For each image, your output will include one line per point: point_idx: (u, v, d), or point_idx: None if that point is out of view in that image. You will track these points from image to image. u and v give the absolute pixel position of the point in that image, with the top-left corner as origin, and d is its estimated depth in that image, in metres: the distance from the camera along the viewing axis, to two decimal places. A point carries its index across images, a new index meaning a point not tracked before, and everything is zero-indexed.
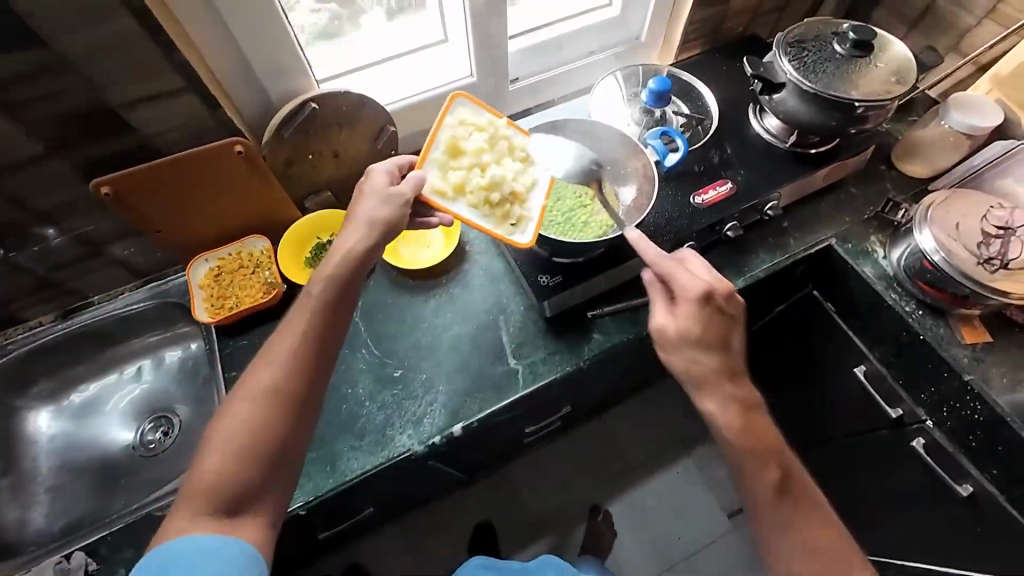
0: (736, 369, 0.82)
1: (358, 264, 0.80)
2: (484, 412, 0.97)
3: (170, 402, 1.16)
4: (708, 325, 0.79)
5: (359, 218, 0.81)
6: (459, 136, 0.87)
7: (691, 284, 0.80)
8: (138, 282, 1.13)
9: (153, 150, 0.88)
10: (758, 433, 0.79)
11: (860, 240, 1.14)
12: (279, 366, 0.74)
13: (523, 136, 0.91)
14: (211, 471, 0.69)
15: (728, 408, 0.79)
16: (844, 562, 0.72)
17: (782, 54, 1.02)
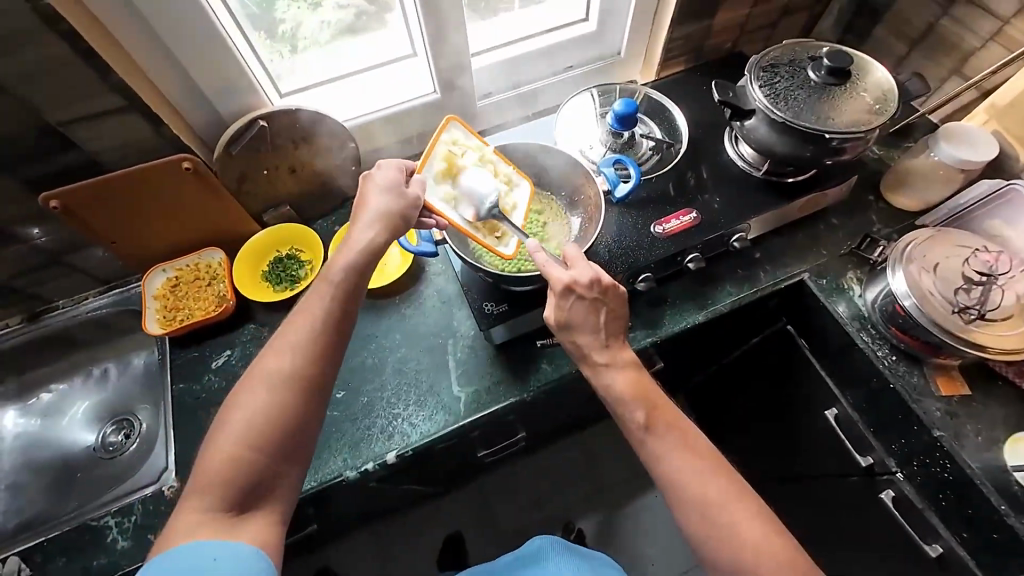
0: (610, 341, 0.80)
1: (375, 251, 0.75)
2: (422, 440, 0.95)
3: (133, 406, 1.18)
4: (580, 305, 0.79)
5: (369, 207, 0.78)
6: (454, 154, 0.88)
7: (556, 276, 0.79)
8: (102, 288, 1.15)
9: (101, 165, 0.90)
10: (635, 393, 0.77)
11: (836, 275, 1.07)
12: (291, 351, 0.67)
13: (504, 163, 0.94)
14: (219, 467, 0.60)
15: (608, 374, 0.78)
16: (727, 504, 0.68)
17: (753, 80, 0.97)
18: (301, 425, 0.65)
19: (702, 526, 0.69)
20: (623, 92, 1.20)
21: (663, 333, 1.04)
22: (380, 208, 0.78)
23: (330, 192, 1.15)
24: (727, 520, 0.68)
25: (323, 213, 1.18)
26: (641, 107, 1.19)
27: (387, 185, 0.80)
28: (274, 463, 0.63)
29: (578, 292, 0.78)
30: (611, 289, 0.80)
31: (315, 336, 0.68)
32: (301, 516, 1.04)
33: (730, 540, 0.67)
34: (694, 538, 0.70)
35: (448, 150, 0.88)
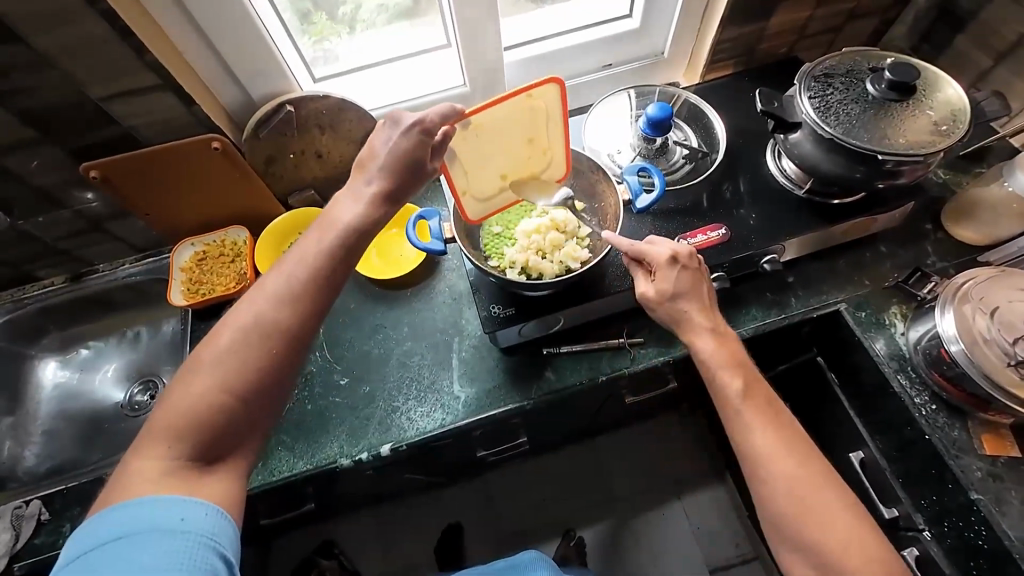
0: (712, 314, 0.80)
1: (365, 217, 0.72)
2: (417, 437, 0.94)
3: (158, 369, 1.24)
4: (681, 276, 0.80)
5: (375, 162, 0.74)
6: (518, 113, 0.79)
7: (657, 251, 0.81)
8: (137, 256, 1.21)
9: (137, 140, 0.94)
10: (732, 364, 0.76)
11: (877, 309, 0.99)
12: (270, 302, 0.66)
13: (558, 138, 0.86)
14: (183, 402, 0.61)
15: (704, 340, 0.78)
16: (818, 488, 0.67)
17: (802, 91, 0.90)
18: (277, 376, 0.65)
19: (788, 502, 0.68)
20: (662, 95, 1.14)
21: (677, 353, 0.98)
22: (381, 166, 0.74)
23: None
24: (818, 499, 0.67)
25: None
26: (679, 111, 1.13)
27: (394, 145, 0.73)
28: (245, 411, 0.64)
29: (680, 265, 0.80)
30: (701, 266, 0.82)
31: (297, 290, 0.67)
32: (300, 495, 1.06)
33: (820, 520, 0.66)
34: (774, 514, 0.69)
35: (519, 110, 0.79)
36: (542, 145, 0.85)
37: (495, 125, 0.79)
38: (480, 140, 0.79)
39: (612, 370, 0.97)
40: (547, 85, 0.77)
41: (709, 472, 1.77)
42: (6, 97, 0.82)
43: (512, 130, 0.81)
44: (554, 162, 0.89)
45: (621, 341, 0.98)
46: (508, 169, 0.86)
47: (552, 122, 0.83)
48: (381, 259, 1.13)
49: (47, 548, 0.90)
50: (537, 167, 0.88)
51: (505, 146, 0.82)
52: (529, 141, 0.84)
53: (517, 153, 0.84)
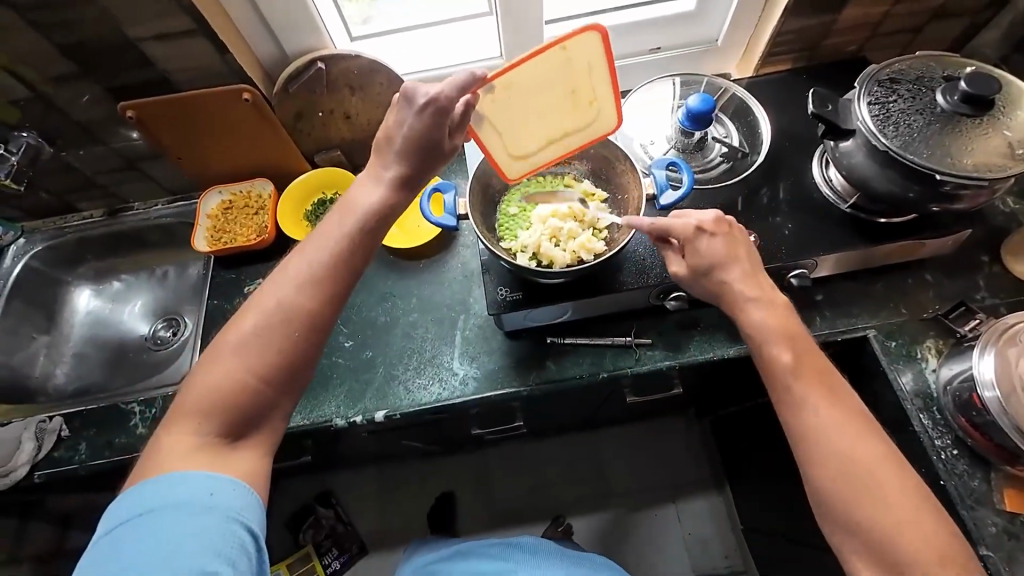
0: (760, 278, 0.75)
1: (385, 202, 0.71)
2: (410, 407, 0.95)
3: (181, 309, 1.30)
4: (715, 245, 0.74)
5: (389, 141, 0.72)
6: (550, 69, 0.74)
7: (684, 223, 0.75)
8: (169, 198, 1.25)
9: (172, 84, 0.96)
10: (783, 333, 0.71)
11: (909, 341, 0.92)
12: (295, 285, 0.66)
13: (603, 95, 0.79)
14: (213, 379, 0.63)
15: (754, 309, 0.73)
16: (880, 473, 0.64)
17: (860, 97, 0.82)
18: (301, 358, 0.66)
19: (843, 484, 0.64)
20: (709, 86, 1.07)
21: (684, 360, 0.94)
22: (396, 145, 0.71)
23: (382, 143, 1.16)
24: (880, 487, 0.63)
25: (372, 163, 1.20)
26: (724, 105, 1.06)
27: (407, 124, 0.70)
28: (273, 389, 0.65)
29: (710, 235, 0.74)
30: (736, 229, 0.76)
31: (319, 272, 0.67)
32: (297, 447, 1.10)
33: (886, 513, 0.62)
34: (824, 493, 0.65)
35: (554, 64, 0.73)
36: (585, 102, 0.79)
37: (523, 84, 0.74)
38: (508, 100, 0.75)
39: (614, 369, 0.94)
40: (584, 34, 0.71)
41: (708, 480, 1.74)
42: (51, 29, 0.84)
43: (547, 84, 0.75)
44: (600, 120, 0.81)
45: (628, 340, 0.95)
46: (547, 127, 0.80)
47: (596, 75, 0.76)
48: (403, 231, 1.11)
49: (64, 462, 0.96)
50: (580, 125, 0.81)
51: (540, 104, 0.77)
52: (570, 96, 0.78)
53: (554, 110, 0.79)
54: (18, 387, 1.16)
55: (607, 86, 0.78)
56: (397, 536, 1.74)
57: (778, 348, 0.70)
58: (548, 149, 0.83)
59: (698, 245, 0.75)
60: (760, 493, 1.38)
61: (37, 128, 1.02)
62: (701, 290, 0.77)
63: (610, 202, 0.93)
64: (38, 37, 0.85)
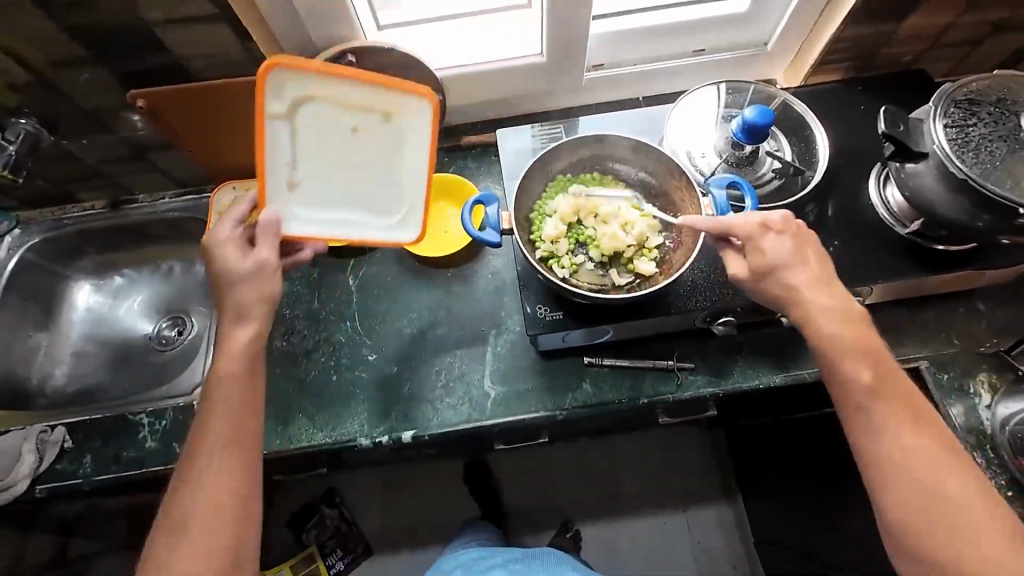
0: (838, 286, 0.70)
1: (253, 336, 0.71)
2: (439, 429, 0.90)
3: (188, 307, 1.23)
4: (783, 244, 0.70)
5: (218, 292, 0.73)
6: (296, 115, 0.70)
7: (744, 219, 0.72)
8: (177, 190, 1.17)
9: (188, 73, 0.88)
10: (862, 350, 0.67)
11: (961, 374, 0.88)
12: (205, 452, 0.66)
13: (364, 93, 0.71)
14: (172, 564, 0.62)
15: (824, 320, 0.68)
16: (965, 505, 0.61)
17: (935, 119, 0.77)
18: (239, 496, 0.66)
19: (916, 512, 0.61)
20: (757, 95, 1.01)
21: (727, 387, 0.90)
22: (224, 281, 0.72)
23: None
24: (963, 521, 0.60)
25: None
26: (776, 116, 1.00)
27: (225, 263, 0.72)
28: (233, 535, 0.64)
29: (778, 232, 0.70)
30: (805, 231, 0.73)
31: (218, 418, 0.67)
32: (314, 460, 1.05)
33: (964, 543, 0.60)
34: (894, 522, 0.63)
35: (307, 120, 0.71)
36: (353, 113, 0.73)
37: (289, 158, 0.73)
38: (309, 182, 0.75)
39: (654, 394, 0.90)
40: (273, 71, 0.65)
41: (719, 490, 1.73)
42: (57, 9, 0.75)
43: (308, 146, 0.73)
44: (402, 102, 0.74)
45: (670, 364, 0.91)
46: (391, 155, 0.78)
47: (351, 87, 0.71)
48: (433, 238, 1.05)
49: (68, 476, 0.91)
50: (405, 129, 0.76)
51: (354, 155, 0.76)
52: (338, 124, 0.73)
53: (360, 143, 0.76)
54: (14, 388, 1.09)
55: (359, 79, 0.70)
56: (403, 540, 1.70)
57: (860, 363, 0.66)
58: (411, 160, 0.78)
59: (769, 241, 0.71)
60: (769, 510, 1.37)
61: (37, 115, 0.94)
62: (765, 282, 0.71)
63: (662, 219, 0.86)
64: (41, 17, 0.76)
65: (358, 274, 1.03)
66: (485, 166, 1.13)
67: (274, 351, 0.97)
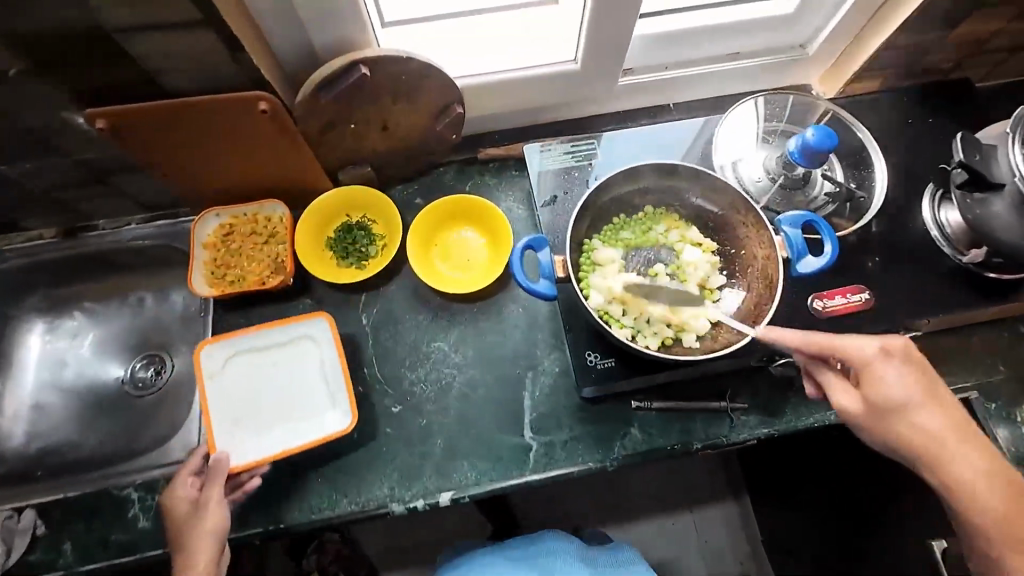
0: (963, 422, 0.65)
1: (212, 533, 0.69)
2: (478, 488, 0.82)
3: (166, 344, 1.07)
4: (908, 381, 0.64)
5: (171, 520, 0.71)
6: (224, 384, 0.83)
7: (862, 352, 0.65)
8: (145, 215, 1.01)
9: (161, 87, 0.72)
10: (1017, 527, 0.62)
11: (1008, 403, 0.87)
12: None
13: (278, 332, 0.85)
14: None
15: (975, 481, 0.63)
16: None
17: (1015, 146, 0.71)
18: None
19: None
20: (797, 108, 0.96)
21: (781, 427, 0.85)
22: (182, 496, 0.72)
23: (420, 155, 0.96)
24: None
25: (404, 177, 1.00)
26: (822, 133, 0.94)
27: (183, 492, 0.72)
28: None
29: (899, 362, 0.65)
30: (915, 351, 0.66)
31: None
32: None
33: None
34: None
35: (230, 379, 0.84)
36: (269, 363, 0.86)
37: (225, 425, 0.82)
38: (248, 440, 0.81)
39: (706, 438, 0.84)
40: (204, 351, 0.83)
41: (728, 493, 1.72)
42: None
43: (239, 386, 0.84)
44: (309, 331, 0.86)
45: (722, 406, 0.85)
46: (312, 376, 0.85)
47: (256, 336, 0.85)
48: (460, 271, 0.95)
49: (43, 565, 0.78)
50: (316, 349, 0.86)
51: (278, 389, 0.85)
52: (249, 383, 0.84)
53: (280, 381, 0.85)
54: None
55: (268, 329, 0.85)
56: None
57: (999, 500, 0.62)
58: (330, 387, 0.84)
59: (886, 376, 0.65)
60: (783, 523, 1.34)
61: None
62: (876, 423, 0.66)
63: (723, 258, 0.79)
64: None
65: (372, 313, 0.93)
66: (505, 183, 1.01)
67: None
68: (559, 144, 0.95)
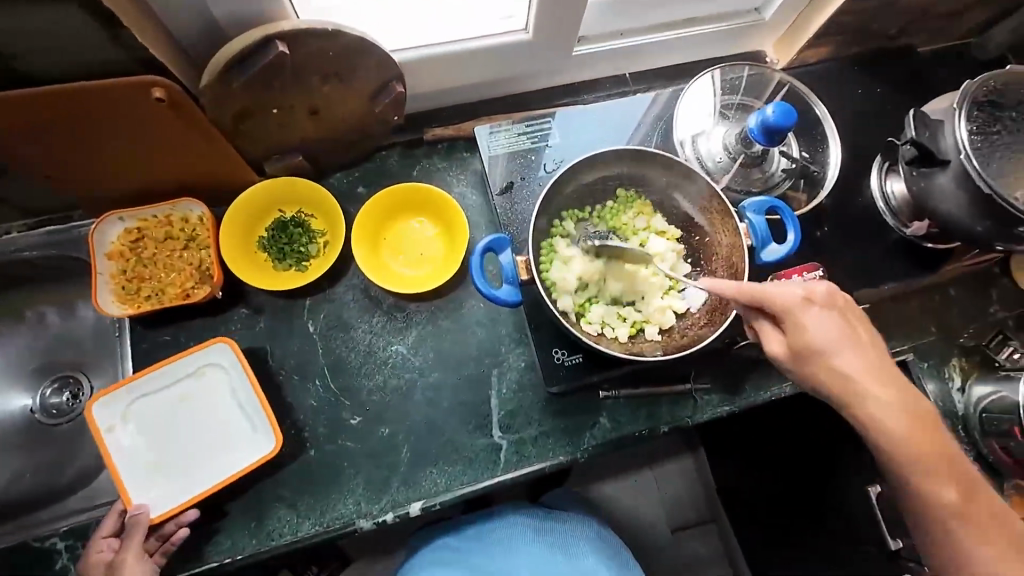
0: (882, 361, 0.63)
1: None
2: (448, 494, 0.79)
3: (81, 362, 0.91)
4: (831, 323, 0.62)
5: None
6: (131, 430, 0.76)
7: (788, 293, 0.63)
8: (30, 221, 0.85)
9: (21, 74, 0.59)
10: (923, 452, 0.60)
11: (938, 362, 0.93)
12: None
13: (178, 364, 0.77)
14: None
15: (887, 417, 0.60)
16: None
17: (958, 121, 0.72)
18: None
19: None
20: (752, 80, 0.94)
21: (741, 403, 0.87)
22: (101, 562, 0.68)
23: (360, 138, 0.86)
24: None
25: (343, 164, 0.90)
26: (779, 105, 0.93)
27: (102, 557, 0.69)
28: None
29: (822, 308, 0.63)
30: (847, 302, 0.65)
31: None
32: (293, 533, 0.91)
33: None
34: None
35: (134, 425, 0.76)
36: (178, 399, 0.78)
37: (138, 477, 0.75)
38: (167, 484, 0.75)
39: (672, 421, 0.86)
40: (93, 408, 0.74)
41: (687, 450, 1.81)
42: None
43: (147, 430, 0.77)
44: (213, 359, 0.78)
45: (687, 388, 0.86)
46: (229, 407, 0.79)
47: (154, 374, 0.77)
48: (415, 268, 0.88)
49: None
50: (226, 377, 0.79)
51: (192, 427, 0.78)
52: (157, 423, 0.77)
53: (194, 417, 0.78)
54: None
55: (164, 364, 0.76)
56: None
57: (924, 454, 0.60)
58: (250, 414, 0.78)
59: (808, 318, 0.62)
60: None
61: None
62: (803, 366, 0.63)
63: (687, 245, 0.77)
64: None
65: (318, 319, 0.85)
66: (456, 166, 0.93)
67: (221, 434, 0.78)
68: (512, 124, 0.88)
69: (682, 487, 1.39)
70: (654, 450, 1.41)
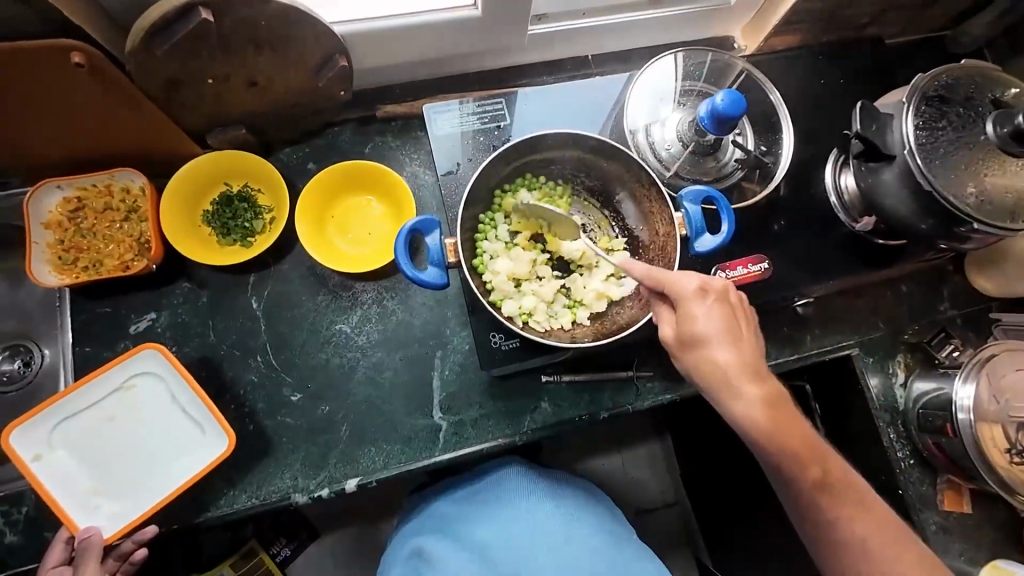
0: (758, 360, 0.66)
1: None
2: (386, 471, 0.80)
3: (30, 331, 0.89)
4: (712, 312, 0.65)
5: None
6: (67, 450, 0.73)
7: (682, 282, 0.66)
8: None
9: None
10: (793, 442, 0.63)
11: (884, 357, 0.94)
12: None
13: (112, 375, 0.75)
14: None
15: (752, 411, 0.63)
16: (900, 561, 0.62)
17: (906, 116, 0.72)
18: None
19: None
20: (714, 67, 0.92)
21: (683, 392, 0.87)
22: None
23: (307, 113, 0.84)
24: None
25: (292, 139, 0.88)
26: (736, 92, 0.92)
27: None
28: None
29: (708, 297, 0.66)
30: (725, 291, 0.67)
31: None
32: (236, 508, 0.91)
33: None
34: None
35: (70, 445, 0.74)
36: (113, 413, 0.76)
37: (81, 499, 0.72)
38: (115, 499, 0.73)
39: (613, 407, 0.86)
40: (11, 438, 0.70)
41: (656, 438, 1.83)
42: None
43: (85, 448, 0.74)
44: (147, 366, 0.76)
45: (629, 374, 0.86)
46: (168, 415, 0.77)
47: (88, 388, 0.74)
48: (357, 247, 0.88)
49: None
50: (159, 384, 0.77)
51: (129, 440, 0.75)
52: (93, 439, 0.75)
53: (131, 429, 0.76)
54: None
55: (95, 376, 0.74)
56: None
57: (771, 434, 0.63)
58: (196, 417, 0.76)
59: (694, 306, 0.66)
60: None
61: None
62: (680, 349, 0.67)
63: (627, 234, 0.81)
64: None
65: (262, 296, 0.84)
66: (409, 145, 0.91)
67: (166, 434, 0.76)
68: (463, 103, 0.86)
69: (641, 473, 1.40)
70: (616, 437, 1.41)
